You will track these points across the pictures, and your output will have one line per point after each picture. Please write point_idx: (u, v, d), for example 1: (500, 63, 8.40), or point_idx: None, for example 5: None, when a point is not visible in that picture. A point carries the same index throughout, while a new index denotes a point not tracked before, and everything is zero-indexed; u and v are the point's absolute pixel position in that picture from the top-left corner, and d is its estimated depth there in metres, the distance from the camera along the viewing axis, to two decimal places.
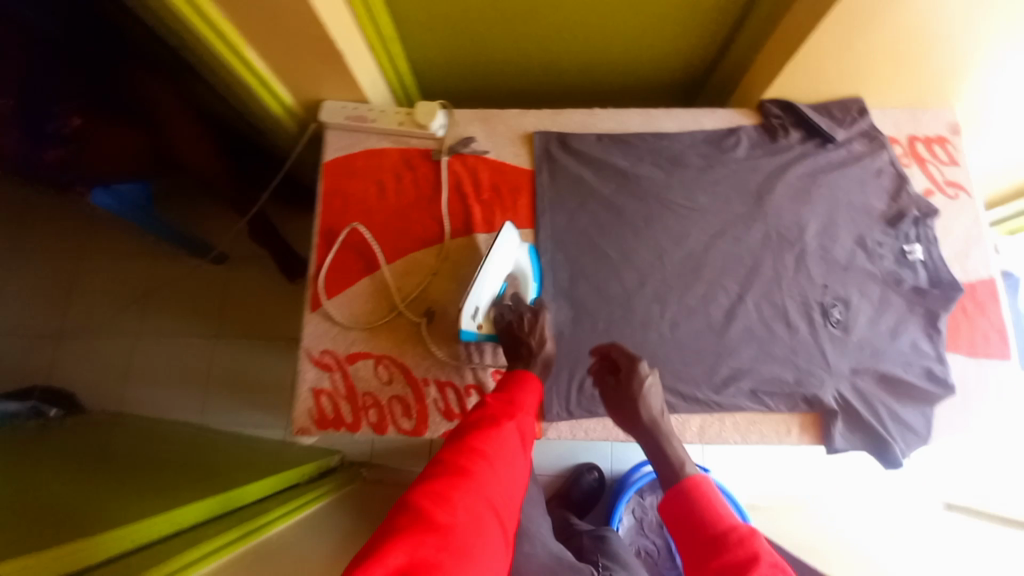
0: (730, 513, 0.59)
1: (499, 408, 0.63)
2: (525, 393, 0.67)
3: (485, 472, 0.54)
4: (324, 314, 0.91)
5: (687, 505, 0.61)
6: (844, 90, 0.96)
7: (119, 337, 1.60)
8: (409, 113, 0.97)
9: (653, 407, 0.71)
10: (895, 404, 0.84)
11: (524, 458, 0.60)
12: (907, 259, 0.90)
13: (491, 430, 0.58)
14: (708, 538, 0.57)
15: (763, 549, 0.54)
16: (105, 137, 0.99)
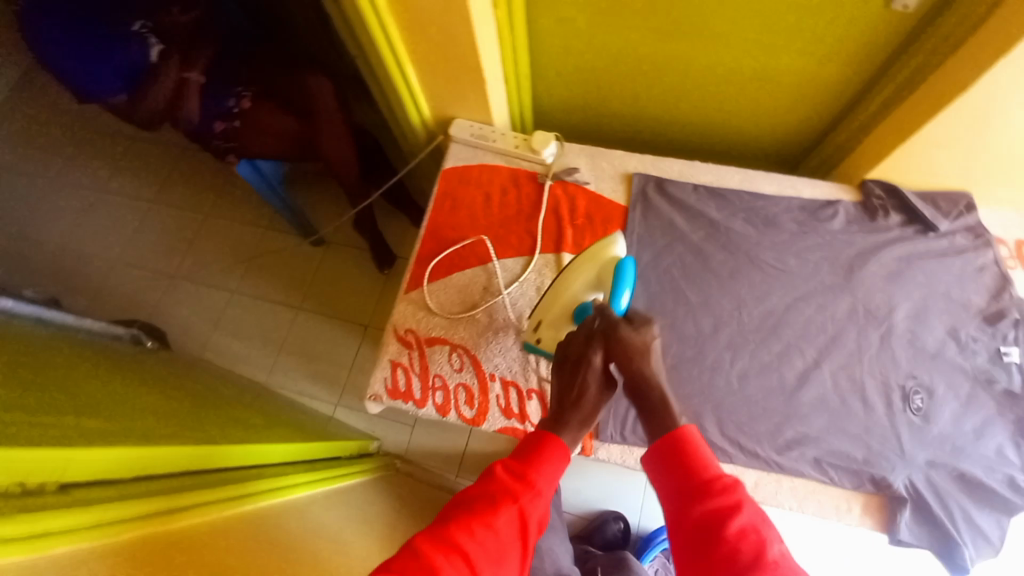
0: (713, 462, 0.62)
1: (503, 487, 0.63)
2: (540, 476, 0.64)
3: (462, 570, 0.55)
4: (416, 297, 1.01)
5: (676, 455, 0.63)
6: (952, 183, 0.97)
7: (218, 291, 1.81)
8: (526, 140, 1.10)
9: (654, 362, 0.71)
10: (973, 509, 0.79)
11: (517, 551, 0.60)
12: (1003, 361, 0.86)
13: (482, 523, 0.59)
14: (695, 484, 0.60)
15: (746, 499, 0.59)
16: (265, 116, 1.19)
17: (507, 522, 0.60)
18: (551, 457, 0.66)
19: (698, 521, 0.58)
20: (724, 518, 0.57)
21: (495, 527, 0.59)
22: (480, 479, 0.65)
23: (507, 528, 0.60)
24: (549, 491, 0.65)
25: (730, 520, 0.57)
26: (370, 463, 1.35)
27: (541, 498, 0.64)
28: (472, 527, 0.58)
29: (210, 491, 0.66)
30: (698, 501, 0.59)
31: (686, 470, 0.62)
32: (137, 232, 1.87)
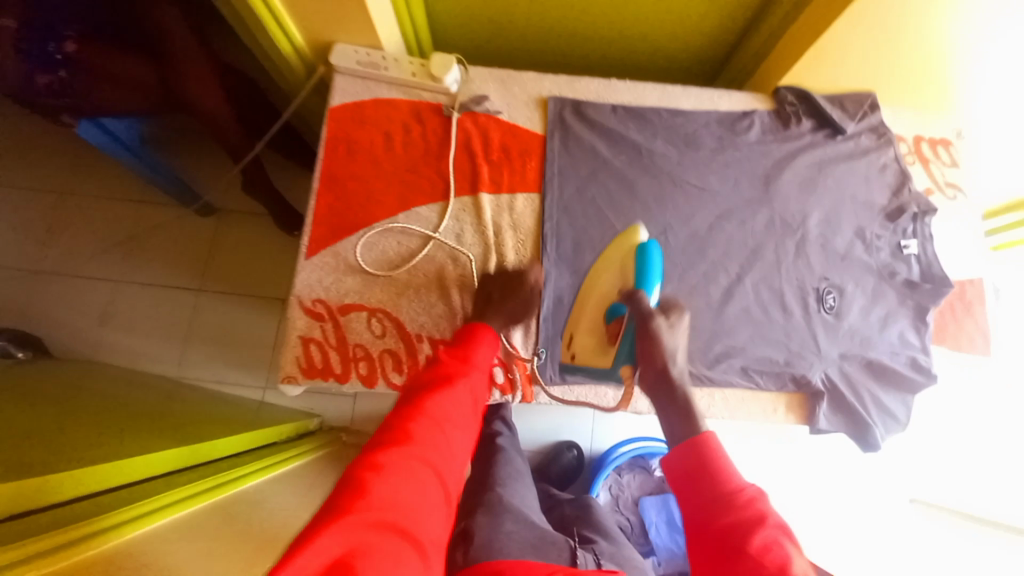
0: (738, 475, 0.60)
1: (453, 365, 0.69)
2: (476, 355, 0.72)
3: (431, 430, 0.59)
4: (321, 262, 0.89)
5: (701, 460, 0.61)
6: (859, 83, 0.97)
7: (97, 282, 1.54)
8: (423, 65, 0.95)
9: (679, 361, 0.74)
10: (879, 391, 0.86)
11: (471, 421, 0.66)
12: (902, 254, 0.92)
13: (442, 393, 0.63)
14: (719, 496, 0.58)
15: (771, 515, 0.55)
16: (109, 61, 0.95)
17: (462, 394, 0.66)
18: (482, 341, 0.75)
19: (720, 536, 0.54)
20: (747, 532, 0.53)
21: (452, 391, 0.65)
22: (429, 366, 0.69)
23: (463, 396, 0.66)
24: (486, 366, 0.73)
25: (751, 532, 0.53)
26: (308, 446, 1.23)
27: (480, 373, 0.71)
28: (432, 394, 0.63)
29: (146, 502, 0.58)
30: (721, 514, 0.56)
31: (708, 479, 0.60)
32: None
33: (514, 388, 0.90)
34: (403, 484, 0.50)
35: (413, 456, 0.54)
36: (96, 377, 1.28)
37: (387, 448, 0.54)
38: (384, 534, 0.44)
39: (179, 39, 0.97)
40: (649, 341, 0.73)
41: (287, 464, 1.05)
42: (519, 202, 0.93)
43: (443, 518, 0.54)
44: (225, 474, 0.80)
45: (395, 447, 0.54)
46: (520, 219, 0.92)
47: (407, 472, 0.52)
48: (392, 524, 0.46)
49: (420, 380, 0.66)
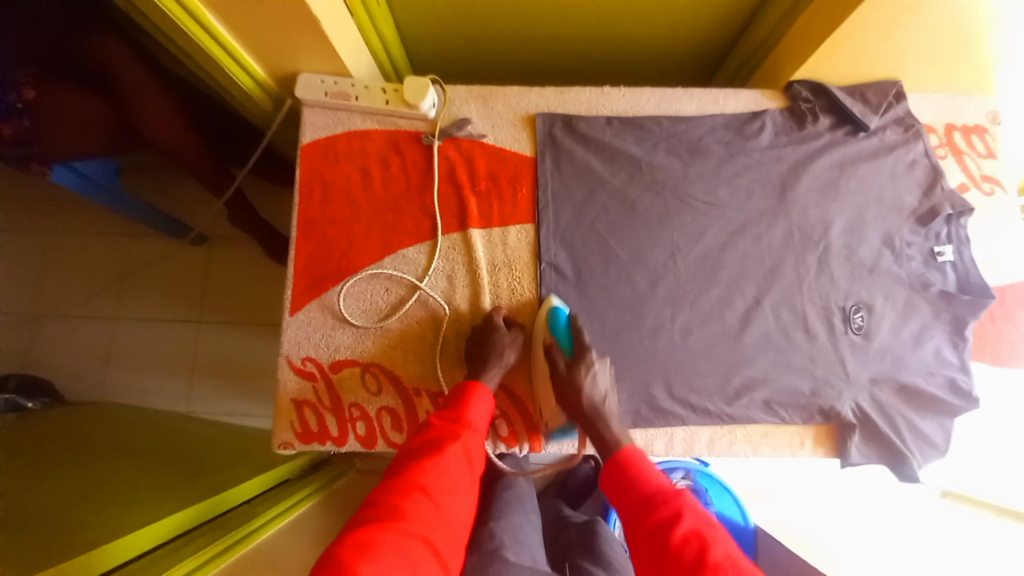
0: (659, 477, 0.66)
1: (445, 427, 0.67)
2: (472, 413, 0.70)
3: (423, 505, 0.57)
4: (306, 317, 0.83)
5: (622, 477, 0.67)
6: (883, 70, 0.87)
7: (96, 322, 1.50)
8: (396, 90, 0.86)
9: (598, 393, 0.77)
10: (914, 416, 0.80)
11: (468, 485, 0.63)
12: (936, 261, 0.84)
13: (432, 461, 0.62)
14: (640, 499, 0.64)
15: (688, 505, 0.61)
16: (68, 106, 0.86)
17: (455, 460, 0.63)
18: (479, 395, 0.73)
19: (646, 537, 0.60)
20: (668, 529, 0.59)
21: (443, 458, 0.63)
22: (421, 430, 0.68)
23: (457, 459, 0.64)
24: (482, 422, 0.71)
25: (673, 527, 0.59)
26: (319, 483, 1.16)
27: (477, 431, 0.69)
28: (424, 464, 0.61)
29: None
30: (645, 516, 0.62)
31: (632, 488, 0.66)
32: None
33: (519, 441, 0.85)
34: (390, 568, 0.49)
35: (402, 534, 0.53)
36: (104, 418, 1.26)
37: (373, 526, 0.53)
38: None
39: (135, 76, 0.88)
40: (565, 389, 0.77)
41: (291, 514, 0.97)
42: (512, 234, 0.86)
43: None
44: (193, 559, 0.72)
45: (384, 527, 0.53)
46: (515, 253, 0.85)
47: (395, 553, 0.50)
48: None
49: (412, 447, 0.65)
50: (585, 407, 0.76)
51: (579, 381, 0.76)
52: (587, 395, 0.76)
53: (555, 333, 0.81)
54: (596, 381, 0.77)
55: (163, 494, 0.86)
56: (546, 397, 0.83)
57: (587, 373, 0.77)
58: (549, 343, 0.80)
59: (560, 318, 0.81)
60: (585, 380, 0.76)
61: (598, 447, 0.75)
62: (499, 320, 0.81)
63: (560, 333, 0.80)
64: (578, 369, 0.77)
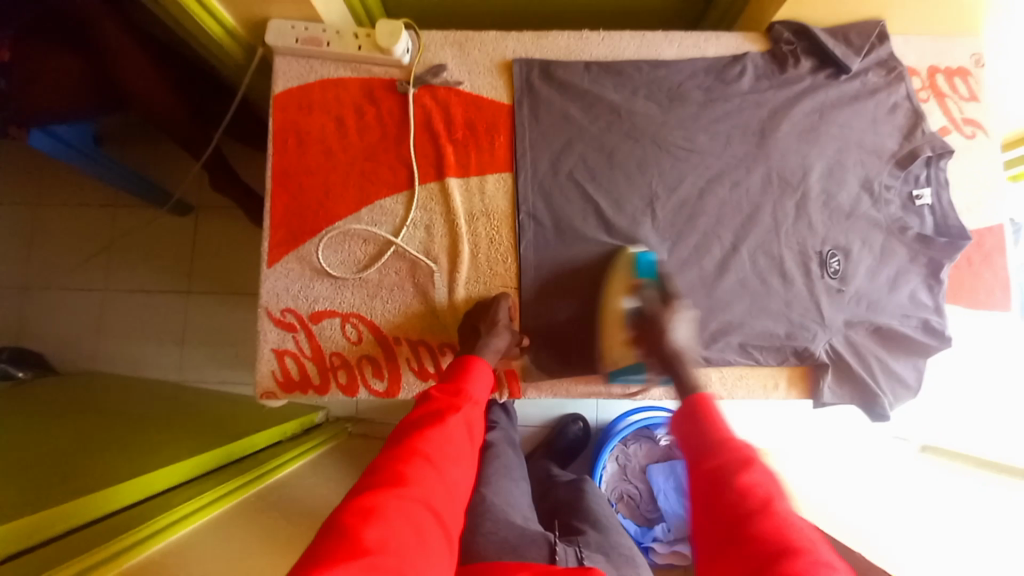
0: (729, 428, 0.62)
1: (445, 398, 0.64)
2: (472, 386, 0.67)
3: (426, 471, 0.55)
4: (285, 269, 0.83)
5: (695, 420, 0.64)
6: (865, 11, 0.85)
7: (85, 294, 1.50)
8: (368, 35, 0.84)
9: (681, 337, 0.77)
10: (888, 357, 0.81)
11: (470, 454, 0.61)
12: (915, 205, 0.84)
13: (435, 429, 0.59)
14: (709, 443, 0.60)
15: (758, 457, 0.57)
16: (46, 66, 0.87)
17: (459, 429, 0.61)
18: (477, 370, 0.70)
19: (705, 480, 0.56)
20: (734, 473, 0.55)
21: (445, 427, 0.60)
22: (421, 400, 0.65)
23: (459, 428, 0.61)
24: (482, 395, 0.68)
25: (740, 472, 0.55)
26: (313, 441, 1.18)
27: (478, 402, 0.67)
28: (426, 432, 0.58)
29: (109, 545, 0.58)
30: (707, 458, 0.58)
31: (701, 430, 0.62)
32: None
33: (501, 387, 0.86)
34: (395, 532, 0.47)
35: (406, 500, 0.51)
36: (97, 387, 1.27)
37: (376, 491, 0.51)
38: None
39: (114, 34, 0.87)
40: (655, 327, 0.77)
41: (287, 467, 0.99)
42: (490, 183, 0.85)
43: (443, 566, 0.51)
44: (201, 498, 0.74)
45: (386, 493, 0.51)
46: (493, 203, 0.85)
47: (400, 518, 0.49)
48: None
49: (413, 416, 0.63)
50: (671, 347, 0.76)
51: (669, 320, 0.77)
52: (676, 336, 0.77)
53: (642, 275, 0.80)
54: (684, 324, 0.78)
55: (158, 448, 0.87)
56: (613, 335, 0.82)
57: (678, 313, 0.78)
58: (640, 284, 0.79)
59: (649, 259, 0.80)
60: (675, 321, 0.77)
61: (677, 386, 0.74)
62: (503, 311, 0.79)
63: (648, 272, 0.80)
64: (670, 309, 0.77)
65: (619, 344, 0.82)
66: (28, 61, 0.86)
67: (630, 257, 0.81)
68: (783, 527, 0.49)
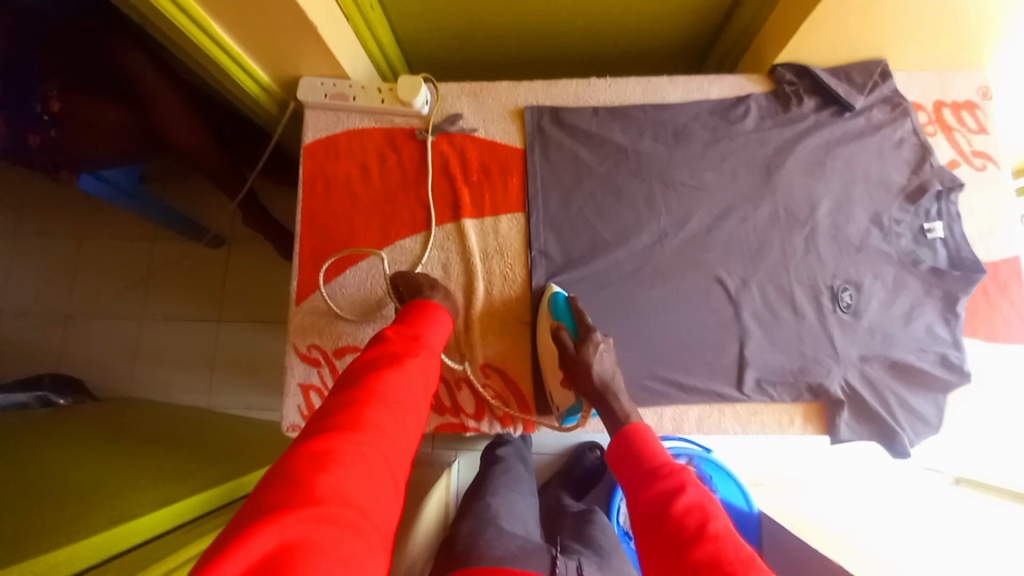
0: (665, 455, 0.68)
1: (401, 345, 0.66)
2: (427, 336, 0.70)
3: (381, 415, 0.56)
4: (311, 307, 0.88)
5: (632, 452, 0.70)
6: (867, 51, 0.87)
7: (125, 323, 1.60)
8: (391, 89, 0.90)
9: (606, 371, 0.78)
10: (906, 392, 0.80)
11: (422, 397, 0.64)
12: (927, 238, 0.84)
13: (391, 374, 0.61)
14: (647, 473, 0.66)
15: (692, 481, 0.63)
16: (91, 116, 0.91)
17: (413, 376, 0.63)
18: (433, 322, 0.73)
19: (648, 507, 0.62)
20: (671, 498, 0.61)
21: (400, 373, 0.62)
22: (373, 346, 0.66)
23: (414, 374, 0.64)
24: (437, 344, 0.71)
25: (676, 497, 0.61)
26: None
27: (432, 352, 0.70)
28: (382, 376, 0.60)
29: None
30: (651, 489, 0.64)
31: (639, 461, 0.69)
32: (1, 279, 1.59)
33: (515, 422, 0.87)
34: (351, 478, 0.48)
35: (362, 446, 0.52)
36: (130, 413, 1.33)
37: (331, 436, 0.52)
38: (331, 534, 0.42)
39: (159, 90, 0.94)
40: (573, 369, 0.78)
41: None
42: (503, 223, 0.89)
43: (394, 502, 0.53)
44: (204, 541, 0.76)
45: (341, 435, 0.52)
46: (506, 241, 0.89)
47: (355, 464, 0.50)
48: (339, 522, 0.44)
49: (367, 361, 0.64)
50: (595, 384, 0.76)
51: (586, 362, 0.77)
52: (598, 373, 0.77)
53: (558, 317, 0.82)
54: (603, 359, 0.78)
55: (186, 477, 0.92)
56: (552, 372, 0.84)
57: (595, 352, 0.78)
58: (556, 326, 0.80)
59: (563, 305, 0.82)
60: (593, 358, 0.77)
61: (606, 421, 0.77)
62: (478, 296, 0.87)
63: (566, 320, 0.81)
64: (586, 349, 0.77)
65: (558, 384, 0.83)
66: (75, 111, 0.89)
67: (548, 302, 0.84)
68: (717, 543, 0.54)
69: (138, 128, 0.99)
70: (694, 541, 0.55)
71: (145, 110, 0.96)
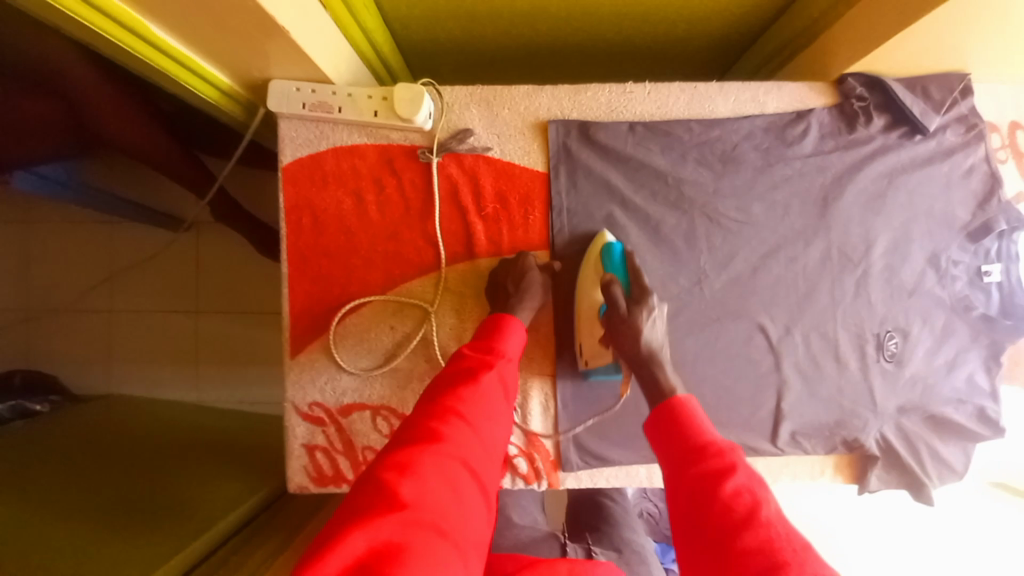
0: (710, 430, 0.57)
1: (476, 358, 0.61)
2: (505, 343, 0.64)
3: (462, 429, 0.53)
4: (309, 360, 0.79)
5: (669, 424, 0.58)
6: (949, 62, 0.75)
7: (78, 316, 1.38)
8: (385, 98, 0.74)
9: (654, 339, 0.69)
10: (938, 443, 0.79)
11: (504, 409, 0.59)
12: (982, 282, 0.78)
13: (470, 388, 0.56)
14: (685, 448, 0.55)
15: (742, 462, 0.52)
16: None
17: (493, 389, 0.58)
18: (510, 328, 0.66)
19: (687, 493, 0.52)
20: (716, 481, 0.50)
21: (479, 386, 0.57)
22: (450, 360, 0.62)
23: (494, 388, 0.58)
24: (515, 354, 0.64)
25: (722, 481, 0.50)
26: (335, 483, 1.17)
27: (511, 362, 0.63)
28: (459, 391, 0.56)
29: None
30: (688, 468, 0.53)
31: (678, 434, 0.57)
32: None
33: (539, 477, 0.80)
34: (434, 485, 0.46)
35: (445, 455, 0.49)
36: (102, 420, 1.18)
37: (411, 445, 0.50)
38: (420, 538, 0.42)
39: (95, 83, 0.74)
40: (617, 330, 0.70)
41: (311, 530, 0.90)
42: None
43: (484, 518, 0.50)
44: None
45: (422, 447, 0.49)
46: None
47: (438, 472, 0.48)
48: (426, 525, 0.43)
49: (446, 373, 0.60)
50: (640, 350, 0.68)
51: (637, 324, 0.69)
52: (647, 340, 0.68)
53: (611, 269, 0.73)
54: (654, 327, 0.70)
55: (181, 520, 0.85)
56: (589, 335, 0.75)
57: (647, 318, 0.70)
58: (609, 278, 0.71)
59: (615, 257, 0.73)
60: (645, 324, 0.69)
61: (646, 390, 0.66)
62: (532, 264, 0.74)
63: (616, 272, 0.73)
64: (637, 311, 0.69)
65: (591, 343, 0.74)
66: None
67: (600, 247, 0.75)
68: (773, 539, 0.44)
69: (74, 124, 0.79)
70: (739, 534, 0.46)
71: (81, 103, 0.76)
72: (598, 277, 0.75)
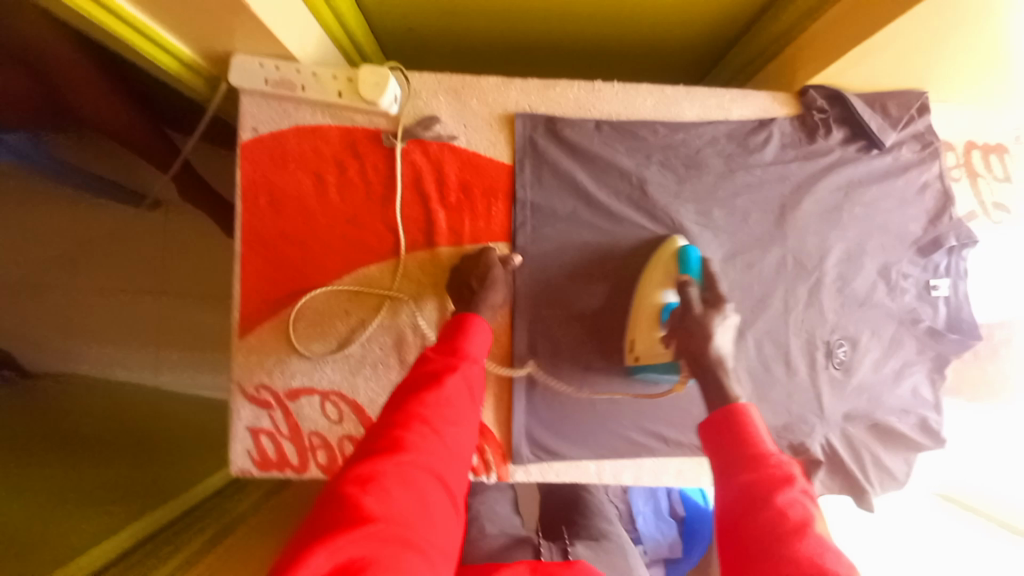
0: (767, 440, 0.54)
1: (441, 361, 0.57)
2: (469, 343, 0.60)
3: (428, 436, 0.50)
4: (258, 342, 0.77)
5: (729, 428, 0.55)
6: (908, 80, 0.77)
7: None
8: (350, 80, 0.73)
9: (722, 346, 0.66)
10: (881, 451, 0.81)
11: (473, 412, 0.56)
12: (930, 295, 0.80)
13: (434, 392, 0.53)
14: (746, 456, 0.52)
15: (800, 478, 0.50)
16: None
17: (460, 392, 0.55)
18: (474, 328, 0.63)
19: (739, 503, 0.49)
20: (776, 493, 0.48)
21: (443, 390, 0.54)
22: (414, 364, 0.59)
23: (460, 391, 0.55)
24: (481, 354, 0.61)
25: (780, 494, 0.48)
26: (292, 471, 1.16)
27: (478, 363, 0.60)
28: (423, 395, 0.53)
29: None
30: (748, 476, 0.50)
31: (737, 440, 0.54)
32: None
33: (488, 469, 0.80)
34: (399, 498, 0.44)
35: (409, 467, 0.46)
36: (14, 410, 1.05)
37: (376, 456, 0.47)
38: (384, 555, 0.40)
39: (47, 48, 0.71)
40: (689, 329, 0.67)
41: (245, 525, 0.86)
42: None
43: (453, 526, 0.49)
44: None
45: (385, 457, 0.47)
46: None
47: (402, 483, 0.45)
48: (391, 541, 0.41)
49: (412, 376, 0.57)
50: (707, 353, 0.65)
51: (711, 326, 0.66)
52: (716, 345, 0.65)
53: (686, 269, 0.72)
54: (726, 333, 0.67)
55: None
56: (644, 333, 0.74)
57: (720, 321, 0.67)
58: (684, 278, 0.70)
59: (693, 257, 0.73)
60: (716, 326, 0.66)
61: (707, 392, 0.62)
62: (494, 260, 0.74)
63: (688, 269, 0.72)
64: (712, 313, 0.67)
65: (648, 341, 0.73)
66: None
67: (675, 248, 0.74)
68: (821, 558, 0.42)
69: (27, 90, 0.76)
70: (788, 545, 0.44)
71: (29, 65, 0.72)
72: (668, 277, 0.74)
